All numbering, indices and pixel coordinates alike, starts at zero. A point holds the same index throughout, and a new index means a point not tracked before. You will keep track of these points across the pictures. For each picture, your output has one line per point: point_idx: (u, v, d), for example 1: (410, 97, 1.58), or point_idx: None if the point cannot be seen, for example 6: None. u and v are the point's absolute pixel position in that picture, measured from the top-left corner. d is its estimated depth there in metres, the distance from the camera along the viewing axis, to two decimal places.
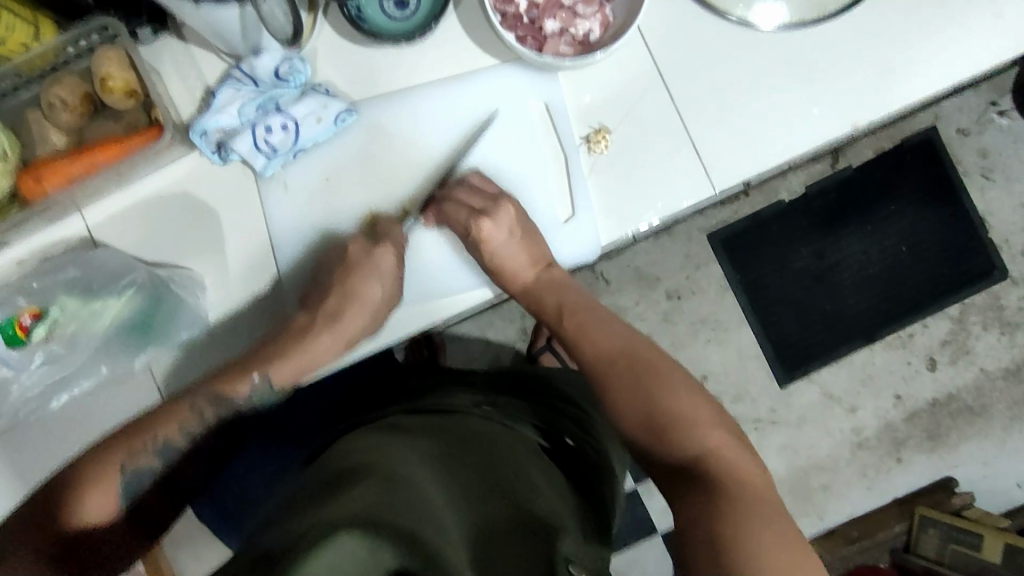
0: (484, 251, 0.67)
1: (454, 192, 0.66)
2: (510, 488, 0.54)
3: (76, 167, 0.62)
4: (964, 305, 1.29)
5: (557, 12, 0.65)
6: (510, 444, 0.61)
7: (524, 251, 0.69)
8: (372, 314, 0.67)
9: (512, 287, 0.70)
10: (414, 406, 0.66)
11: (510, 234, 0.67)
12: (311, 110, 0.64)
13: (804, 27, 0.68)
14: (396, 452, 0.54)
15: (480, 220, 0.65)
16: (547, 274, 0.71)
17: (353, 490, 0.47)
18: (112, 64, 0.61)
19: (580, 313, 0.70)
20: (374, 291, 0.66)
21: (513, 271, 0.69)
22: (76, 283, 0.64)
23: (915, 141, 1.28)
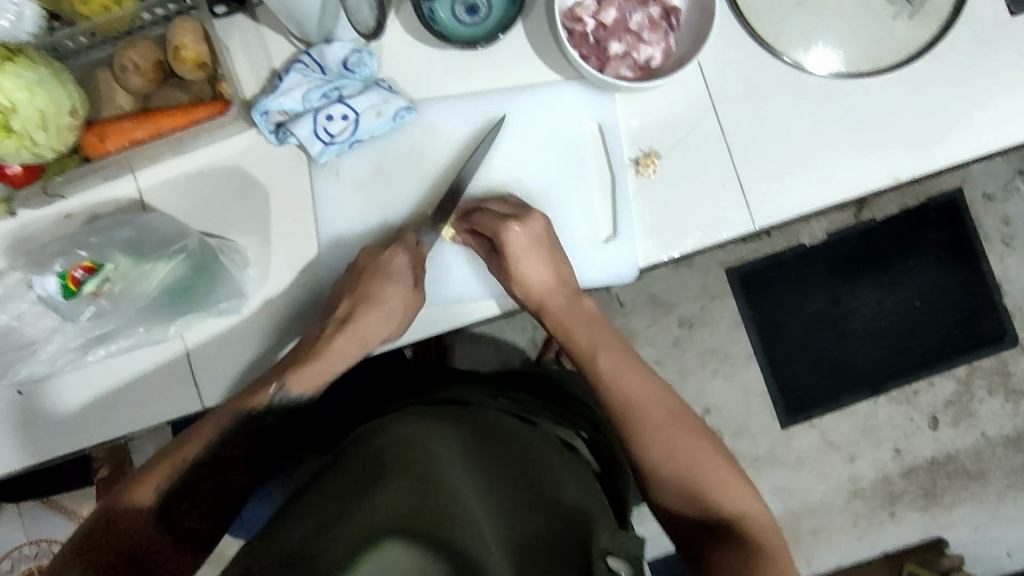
0: (510, 260, 0.64)
1: (478, 214, 0.65)
2: (536, 482, 0.55)
3: (139, 131, 0.64)
4: (972, 368, 1.31)
5: (623, 36, 0.67)
6: (531, 448, 0.61)
7: (547, 275, 0.67)
8: (396, 310, 0.65)
9: (536, 312, 0.69)
10: (436, 398, 0.68)
11: (536, 243, 0.65)
12: (372, 103, 0.66)
13: (858, 77, 0.69)
14: (426, 442, 0.55)
15: (509, 223, 0.64)
16: (576, 303, 0.69)
17: (382, 494, 0.47)
18: (188, 35, 0.62)
19: (603, 351, 0.68)
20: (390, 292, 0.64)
21: (535, 294, 0.67)
22: (130, 244, 0.64)
23: (941, 200, 1.29)
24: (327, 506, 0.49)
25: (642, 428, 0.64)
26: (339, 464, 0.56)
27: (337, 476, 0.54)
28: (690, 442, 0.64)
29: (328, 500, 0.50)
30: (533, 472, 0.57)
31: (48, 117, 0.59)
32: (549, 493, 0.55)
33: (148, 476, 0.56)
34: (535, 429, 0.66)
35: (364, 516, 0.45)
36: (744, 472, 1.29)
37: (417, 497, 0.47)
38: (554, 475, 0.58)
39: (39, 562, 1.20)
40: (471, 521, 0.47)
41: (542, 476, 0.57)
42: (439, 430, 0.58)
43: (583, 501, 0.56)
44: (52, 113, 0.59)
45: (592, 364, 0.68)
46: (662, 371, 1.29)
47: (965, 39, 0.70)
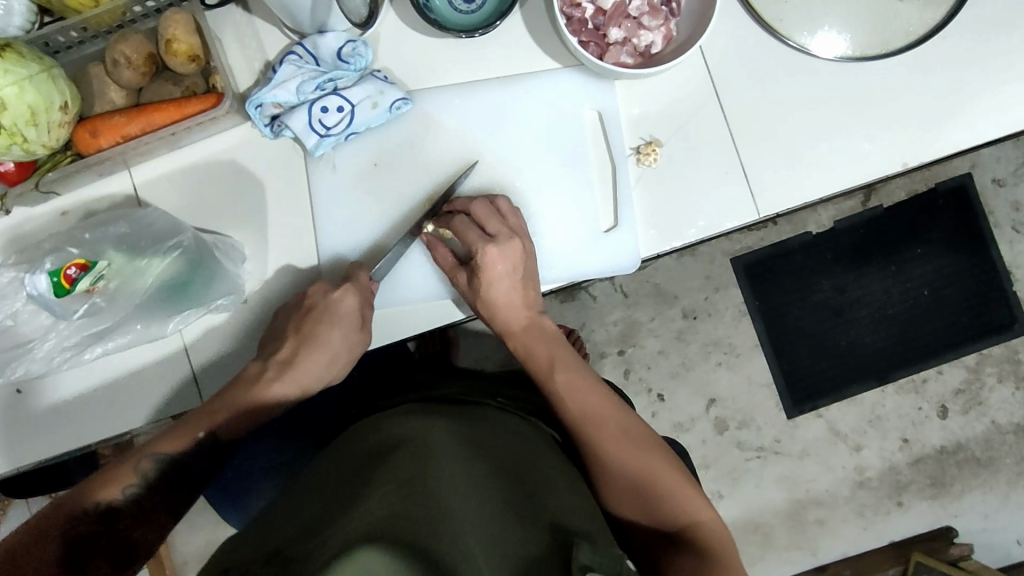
0: (482, 279, 0.64)
1: (460, 220, 0.65)
2: (530, 486, 0.56)
3: (132, 126, 0.63)
4: (981, 355, 1.29)
5: (623, 22, 0.65)
6: (526, 446, 0.61)
7: (517, 296, 0.67)
8: (337, 351, 0.65)
9: (500, 328, 0.69)
10: (433, 394, 0.68)
11: (512, 269, 0.65)
12: (368, 94, 0.65)
13: (865, 61, 0.68)
14: (421, 437, 0.55)
15: (488, 244, 0.63)
16: (540, 324, 0.69)
17: (372, 498, 0.48)
18: (179, 27, 0.61)
19: (560, 368, 0.67)
20: (333, 337, 0.64)
21: (502, 313, 0.67)
22: (123, 240, 0.63)
23: (950, 186, 1.27)
24: (320, 510, 0.50)
25: (601, 449, 0.64)
26: (335, 464, 0.57)
27: (333, 479, 0.54)
28: (650, 456, 0.64)
29: (322, 505, 0.51)
30: (526, 475, 0.57)
31: (38, 112, 0.58)
32: (542, 500, 0.55)
33: (108, 478, 0.59)
34: (532, 426, 0.66)
35: (350, 522, 0.45)
36: (749, 463, 1.28)
37: (404, 498, 0.48)
38: (548, 478, 0.58)
39: None
40: (455, 521, 0.47)
41: (535, 480, 0.57)
42: (435, 424, 0.58)
43: (576, 509, 0.56)
44: (42, 109, 0.58)
45: (550, 382, 0.67)
46: (665, 363, 1.28)
47: (975, 20, 0.68)
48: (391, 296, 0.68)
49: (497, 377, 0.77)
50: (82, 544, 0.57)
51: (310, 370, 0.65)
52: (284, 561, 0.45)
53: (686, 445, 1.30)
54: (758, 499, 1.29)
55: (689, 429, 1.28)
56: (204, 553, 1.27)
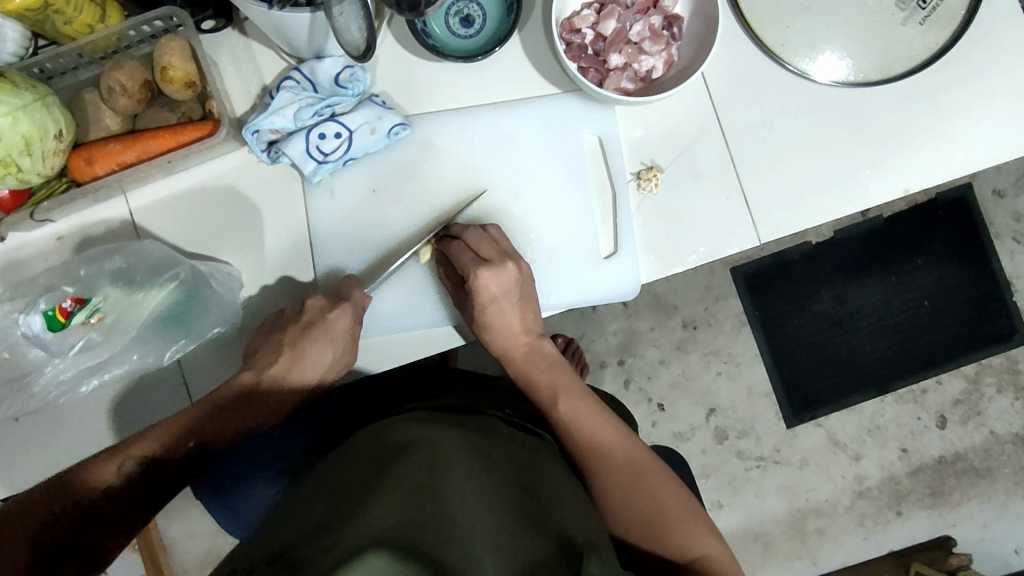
0: (476, 299, 0.63)
1: (454, 248, 0.64)
2: (534, 496, 0.56)
3: (128, 153, 0.62)
4: (980, 366, 1.29)
5: (623, 48, 0.64)
6: (529, 458, 0.61)
7: (516, 320, 0.66)
8: (327, 364, 0.65)
9: (499, 355, 0.68)
10: (437, 403, 0.69)
11: (507, 292, 0.64)
12: (366, 120, 0.64)
13: (866, 86, 0.67)
14: (427, 448, 0.56)
15: (480, 267, 0.62)
16: (542, 345, 0.69)
17: (379, 504, 0.47)
18: (174, 54, 0.60)
19: (564, 393, 0.67)
20: (324, 352, 0.64)
21: (500, 334, 0.66)
22: (119, 274, 0.62)
23: (950, 196, 1.27)
24: (325, 513, 0.50)
25: (600, 460, 0.65)
26: (334, 473, 0.56)
27: (335, 485, 0.54)
28: (660, 484, 0.65)
29: (323, 511, 0.50)
30: (530, 484, 0.57)
31: (32, 142, 0.57)
32: (547, 510, 0.55)
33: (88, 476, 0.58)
34: (537, 438, 0.67)
35: (356, 528, 0.45)
36: (749, 472, 1.28)
37: (411, 508, 0.47)
38: (552, 490, 0.58)
39: None
40: (461, 537, 0.47)
41: (538, 489, 0.57)
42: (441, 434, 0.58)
43: (582, 524, 0.55)
44: (36, 138, 0.58)
45: (554, 407, 0.67)
46: (665, 373, 1.28)
47: (979, 42, 0.67)
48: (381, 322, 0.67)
49: (502, 386, 0.78)
50: (52, 555, 0.56)
51: (301, 377, 0.66)
52: (290, 565, 0.44)
53: (686, 454, 1.30)
54: (758, 509, 1.29)
55: (689, 439, 1.28)
56: (204, 562, 1.27)
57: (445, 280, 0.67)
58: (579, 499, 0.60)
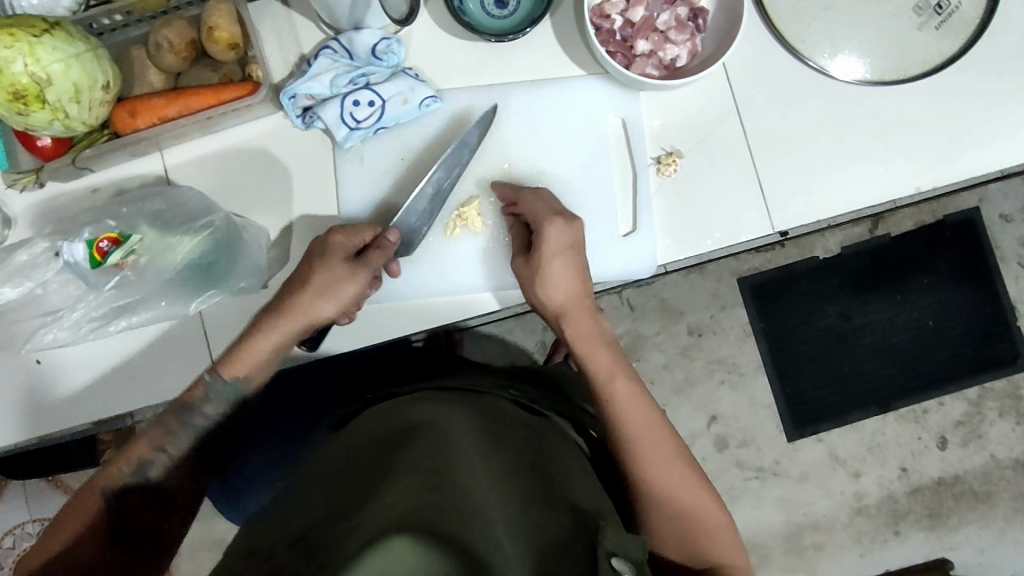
0: (545, 247, 0.64)
1: (535, 195, 0.67)
2: (549, 476, 0.56)
3: (170, 108, 0.65)
4: (982, 389, 1.30)
5: (650, 35, 0.67)
6: (541, 439, 0.62)
7: (577, 280, 0.66)
8: (335, 289, 0.62)
9: (554, 312, 0.66)
10: (443, 383, 0.70)
11: (572, 245, 0.65)
12: (399, 90, 0.67)
13: (882, 85, 0.70)
14: (437, 430, 0.56)
15: (556, 216, 0.65)
16: (598, 323, 0.67)
17: (394, 485, 0.48)
18: (222, 16, 0.63)
19: (620, 374, 0.65)
20: (329, 272, 0.62)
21: (561, 291, 0.65)
22: (158, 217, 0.65)
23: (957, 219, 1.29)
24: (338, 495, 0.51)
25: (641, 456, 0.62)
26: (347, 454, 0.57)
27: (350, 468, 0.54)
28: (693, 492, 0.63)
29: (337, 495, 0.51)
30: (544, 465, 0.58)
31: (81, 90, 0.60)
32: (560, 487, 0.56)
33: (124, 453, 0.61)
34: (546, 418, 0.68)
35: (373, 510, 0.46)
36: (749, 483, 1.29)
37: (426, 492, 0.47)
38: (563, 468, 0.59)
39: None
40: (481, 515, 0.47)
41: (553, 469, 0.58)
42: (451, 415, 0.59)
43: (590, 501, 0.57)
44: (86, 87, 0.60)
45: (605, 387, 0.65)
46: (669, 378, 1.29)
47: (992, 52, 0.70)
48: (410, 287, 0.69)
49: (504, 371, 0.79)
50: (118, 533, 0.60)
51: (313, 309, 0.62)
52: (308, 547, 0.45)
53: None
54: (755, 520, 1.29)
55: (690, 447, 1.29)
56: (199, 546, 1.26)
57: (516, 237, 0.68)
58: (589, 480, 0.61)
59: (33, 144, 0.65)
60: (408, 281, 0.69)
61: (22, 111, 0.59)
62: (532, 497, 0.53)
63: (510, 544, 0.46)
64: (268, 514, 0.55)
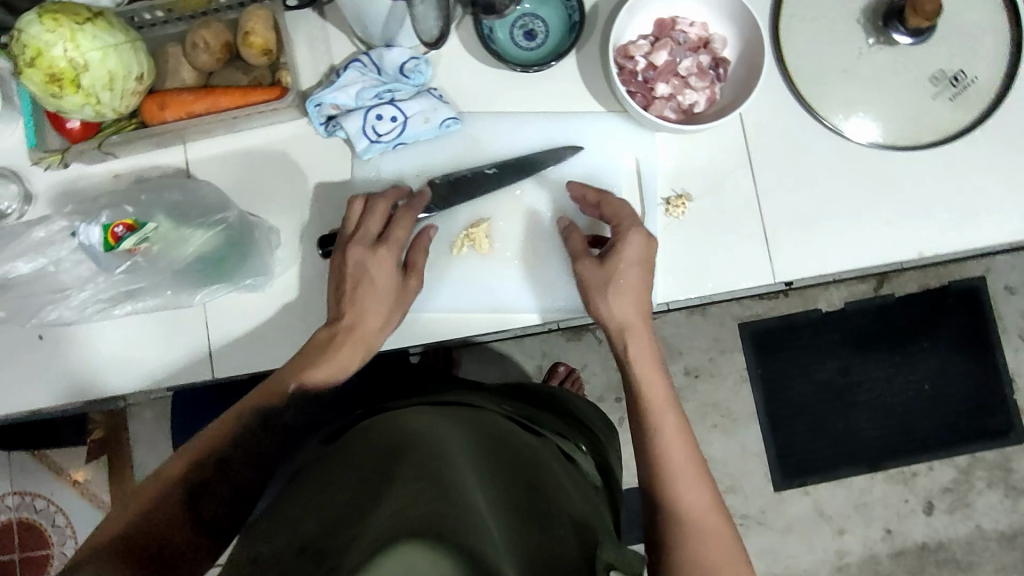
0: (616, 256, 0.64)
1: (618, 199, 0.67)
2: (543, 494, 0.56)
3: (198, 105, 0.66)
4: (973, 459, 1.29)
5: (671, 79, 0.68)
6: (538, 455, 0.63)
7: (644, 299, 0.65)
8: (391, 292, 0.64)
9: (610, 324, 0.66)
10: (432, 398, 0.70)
11: (644, 260, 0.65)
12: (422, 109, 0.69)
13: (892, 151, 0.71)
14: (437, 437, 0.57)
15: (634, 228, 0.65)
16: (658, 347, 0.66)
17: (404, 486, 0.48)
18: (259, 22, 0.65)
19: (670, 409, 0.64)
20: (385, 276, 0.64)
21: (624, 308, 0.65)
22: (174, 207, 0.66)
23: (961, 286, 1.30)
24: (343, 497, 0.50)
25: (677, 486, 0.61)
26: (339, 459, 0.56)
27: (341, 475, 0.54)
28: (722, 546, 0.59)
29: (343, 495, 0.50)
30: (540, 480, 0.58)
31: (115, 79, 0.61)
32: (553, 506, 0.56)
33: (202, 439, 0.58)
34: (542, 439, 0.68)
35: (386, 512, 0.46)
36: None
37: (438, 496, 0.47)
38: (558, 484, 0.60)
39: (19, 513, 1.26)
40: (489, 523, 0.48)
41: (548, 486, 0.58)
42: (449, 428, 0.60)
43: (584, 517, 0.58)
44: (120, 76, 0.62)
45: (657, 420, 0.63)
46: None
47: (1002, 129, 0.72)
48: (412, 301, 0.69)
49: (491, 389, 0.80)
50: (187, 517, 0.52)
51: (370, 314, 0.63)
52: (318, 550, 0.45)
53: None
54: None
55: None
56: None
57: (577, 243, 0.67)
58: (581, 498, 0.62)
59: (62, 126, 0.67)
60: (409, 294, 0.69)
61: (56, 94, 0.60)
62: (530, 510, 0.54)
63: (511, 558, 0.46)
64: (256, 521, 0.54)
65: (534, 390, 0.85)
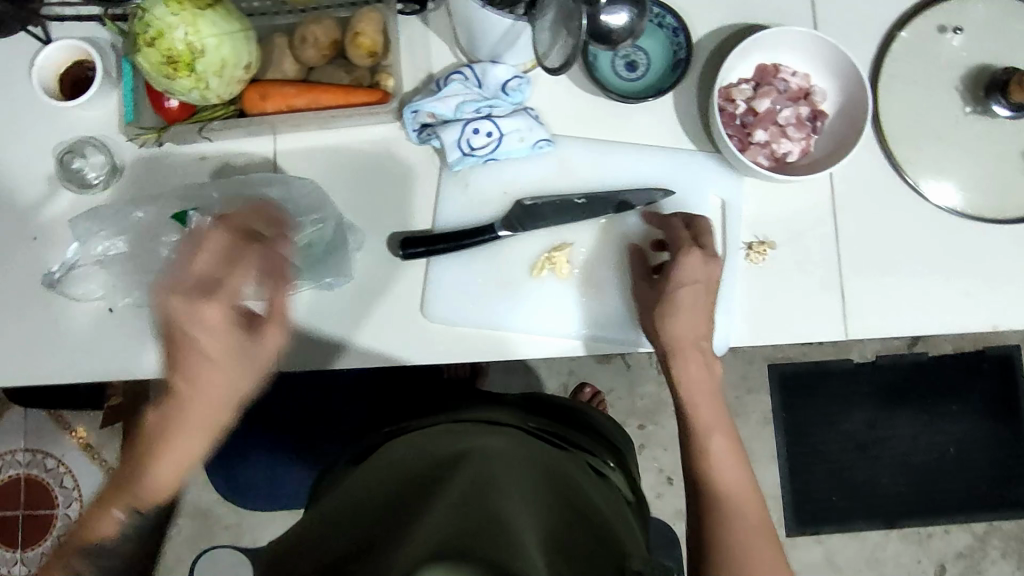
0: (675, 277, 0.64)
1: (675, 221, 0.67)
2: (573, 505, 0.55)
3: (300, 99, 0.66)
4: (990, 526, 1.29)
5: (769, 126, 0.69)
6: (566, 467, 0.62)
7: (704, 321, 0.65)
8: (221, 343, 0.53)
9: (666, 345, 0.65)
10: (465, 414, 0.71)
11: (705, 283, 0.64)
12: (518, 128, 0.68)
13: (973, 220, 0.71)
14: (470, 455, 0.57)
15: (691, 247, 0.64)
16: (711, 368, 0.65)
17: (430, 513, 0.49)
18: (369, 23, 0.66)
19: (718, 433, 0.64)
20: (207, 330, 0.53)
21: (680, 328, 0.64)
22: (273, 204, 0.68)
23: (997, 353, 1.29)
24: (371, 526, 0.52)
25: (723, 510, 0.61)
26: (390, 472, 0.58)
27: (388, 489, 0.56)
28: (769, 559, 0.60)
29: (373, 523, 0.52)
30: (572, 493, 0.57)
31: (226, 66, 0.62)
32: (585, 517, 0.54)
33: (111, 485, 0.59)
34: (571, 455, 0.68)
35: (410, 540, 0.46)
36: None
37: (462, 520, 0.48)
38: (588, 496, 0.58)
39: (29, 470, 1.25)
40: (514, 535, 0.47)
41: (578, 498, 0.57)
42: (482, 442, 0.60)
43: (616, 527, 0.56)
44: (231, 64, 0.62)
45: (701, 438, 0.64)
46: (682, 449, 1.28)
47: None
48: (486, 317, 0.70)
49: (520, 402, 0.80)
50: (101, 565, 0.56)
51: (209, 381, 0.53)
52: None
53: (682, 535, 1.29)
54: None
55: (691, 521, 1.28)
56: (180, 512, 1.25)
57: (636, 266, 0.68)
58: (616, 512, 0.60)
59: (162, 104, 0.67)
60: (484, 310, 0.70)
61: (168, 75, 0.60)
62: (564, 518, 0.52)
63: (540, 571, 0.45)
64: (294, 544, 0.56)
65: (554, 401, 0.83)
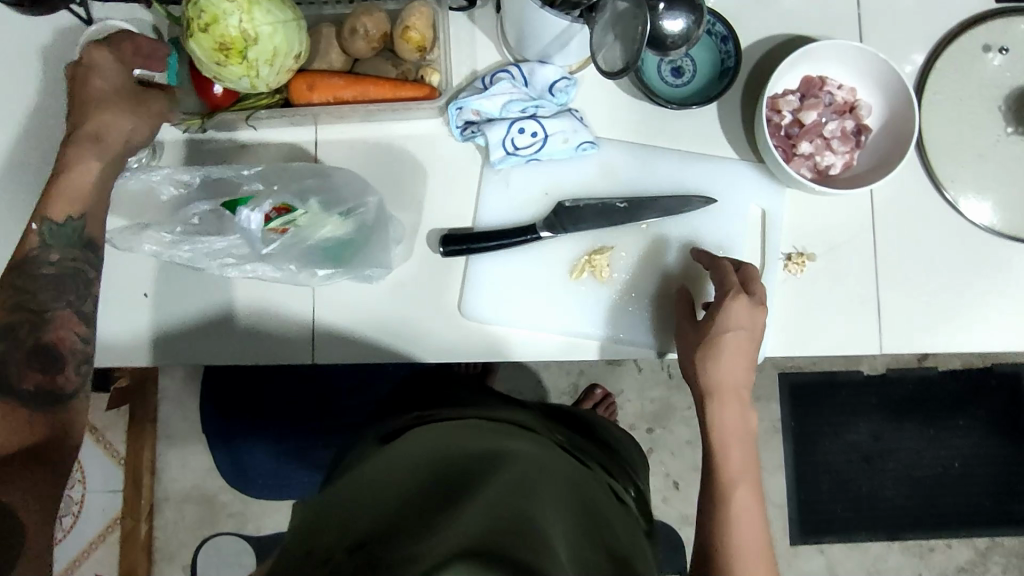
0: (720, 319, 0.64)
1: (726, 264, 0.66)
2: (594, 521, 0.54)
3: (348, 91, 0.66)
4: (992, 542, 1.30)
5: (815, 138, 0.69)
6: (584, 480, 0.61)
7: (743, 367, 0.65)
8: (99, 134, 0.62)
9: (704, 385, 0.65)
10: (482, 414, 0.69)
11: (749, 328, 0.64)
12: (563, 129, 0.68)
13: (1005, 239, 0.72)
14: (497, 456, 0.56)
15: (742, 293, 0.64)
16: (746, 415, 0.65)
17: (463, 506, 0.47)
18: (421, 18, 0.65)
19: (743, 486, 0.63)
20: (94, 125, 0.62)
21: (723, 374, 0.64)
22: (318, 195, 0.66)
23: (1006, 370, 1.30)
24: (397, 511, 0.50)
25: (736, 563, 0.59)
26: (409, 468, 0.56)
27: (412, 478, 0.54)
28: None
29: (397, 510, 0.50)
30: (592, 508, 0.56)
31: (278, 55, 0.61)
32: (605, 537, 0.52)
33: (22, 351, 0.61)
34: (585, 467, 0.66)
35: (442, 530, 0.44)
36: None
37: (496, 518, 0.46)
38: (606, 514, 0.57)
39: None
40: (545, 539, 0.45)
41: (598, 516, 0.55)
42: (507, 446, 0.58)
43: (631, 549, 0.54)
44: (282, 53, 0.61)
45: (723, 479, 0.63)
46: (689, 454, 1.28)
47: None
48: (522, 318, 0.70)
49: (537, 411, 0.80)
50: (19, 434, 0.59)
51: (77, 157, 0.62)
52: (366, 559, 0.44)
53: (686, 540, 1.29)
54: None
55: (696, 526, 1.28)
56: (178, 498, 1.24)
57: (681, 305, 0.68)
58: (629, 528, 0.59)
59: (207, 90, 0.66)
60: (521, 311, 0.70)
61: (220, 61, 0.60)
62: (583, 537, 0.51)
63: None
64: (303, 524, 0.54)
65: (566, 411, 0.85)
